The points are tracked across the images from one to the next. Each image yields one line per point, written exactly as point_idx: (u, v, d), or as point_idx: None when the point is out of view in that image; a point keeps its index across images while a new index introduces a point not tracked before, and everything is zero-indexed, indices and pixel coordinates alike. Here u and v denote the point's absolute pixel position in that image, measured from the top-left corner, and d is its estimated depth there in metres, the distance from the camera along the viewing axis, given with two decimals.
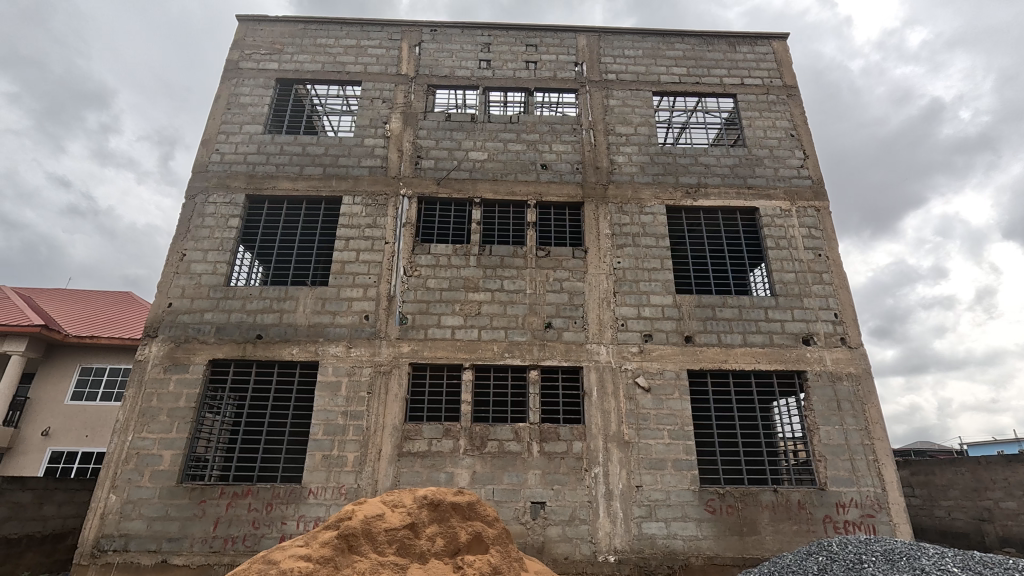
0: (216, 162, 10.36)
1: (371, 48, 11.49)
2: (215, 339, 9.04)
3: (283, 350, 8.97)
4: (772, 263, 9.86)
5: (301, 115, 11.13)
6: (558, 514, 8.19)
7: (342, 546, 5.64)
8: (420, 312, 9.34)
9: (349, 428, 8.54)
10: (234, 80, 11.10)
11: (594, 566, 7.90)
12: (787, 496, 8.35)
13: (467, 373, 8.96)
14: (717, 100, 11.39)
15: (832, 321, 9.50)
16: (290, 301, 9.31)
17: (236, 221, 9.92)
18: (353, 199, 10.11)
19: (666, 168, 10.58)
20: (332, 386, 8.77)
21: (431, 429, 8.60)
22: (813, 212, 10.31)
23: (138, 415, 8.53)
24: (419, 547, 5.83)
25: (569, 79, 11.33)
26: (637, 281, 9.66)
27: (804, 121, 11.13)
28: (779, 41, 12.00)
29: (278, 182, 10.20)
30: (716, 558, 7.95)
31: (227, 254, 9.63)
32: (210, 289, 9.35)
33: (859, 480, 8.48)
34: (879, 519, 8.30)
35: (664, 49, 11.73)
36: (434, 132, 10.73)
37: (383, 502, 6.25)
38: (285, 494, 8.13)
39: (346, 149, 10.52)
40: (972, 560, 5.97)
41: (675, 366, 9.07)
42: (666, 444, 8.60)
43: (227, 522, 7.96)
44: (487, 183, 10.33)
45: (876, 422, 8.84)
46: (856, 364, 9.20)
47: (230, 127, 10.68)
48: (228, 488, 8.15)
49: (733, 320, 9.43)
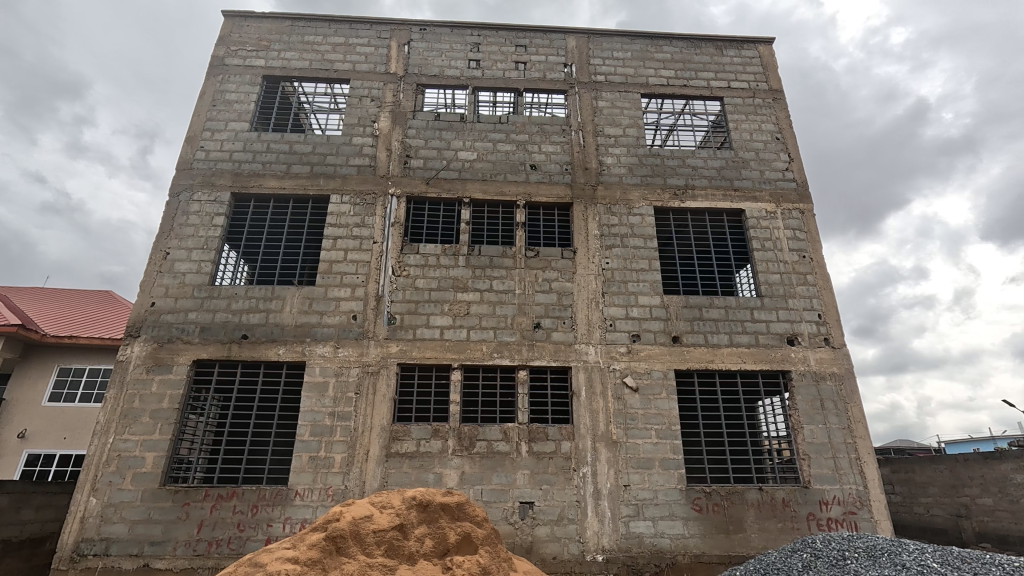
0: (201, 160, 10.21)
1: (360, 47, 11.40)
2: (199, 339, 8.90)
3: (269, 351, 8.87)
4: (757, 264, 10.00)
5: (289, 113, 11.02)
6: (547, 514, 8.21)
7: (330, 548, 5.59)
8: (409, 312, 9.29)
9: (336, 429, 8.47)
10: (220, 77, 10.94)
11: (582, 565, 7.93)
12: (772, 495, 8.48)
13: (455, 374, 8.94)
14: (705, 103, 11.51)
15: (815, 322, 9.65)
16: (276, 301, 9.20)
17: (222, 220, 9.78)
18: (341, 198, 10.03)
19: (655, 169, 10.67)
20: (320, 387, 8.69)
21: (420, 430, 8.56)
22: (798, 215, 10.46)
23: (120, 416, 8.38)
24: (407, 548, 5.79)
25: (558, 80, 11.36)
26: (625, 282, 9.72)
27: (789, 124, 11.30)
28: (765, 45, 12.16)
29: (265, 180, 10.08)
30: (703, 557, 8.04)
31: (212, 252, 9.49)
32: (194, 289, 9.21)
33: (842, 477, 8.63)
34: (861, 516, 8.46)
35: (653, 52, 11.82)
36: (423, 131, 10.68)
37: (371, 504, 6.19)
38: (271, 496, 8.04)
39: (334, 148, 10.43)
40: (951, 555, 6.08)
41: (663, 367, 9.14)
42: (653, 443, 8.66)
43: (211, 524, 7.85)
44: (476, 183, 10.32)
45: (859, 421, 8.99)
46: (839, 364, 9.35)
47: (215, 124, 10.53)
48: (212, 490, 8.04)
49: (720, 320, 9.53)
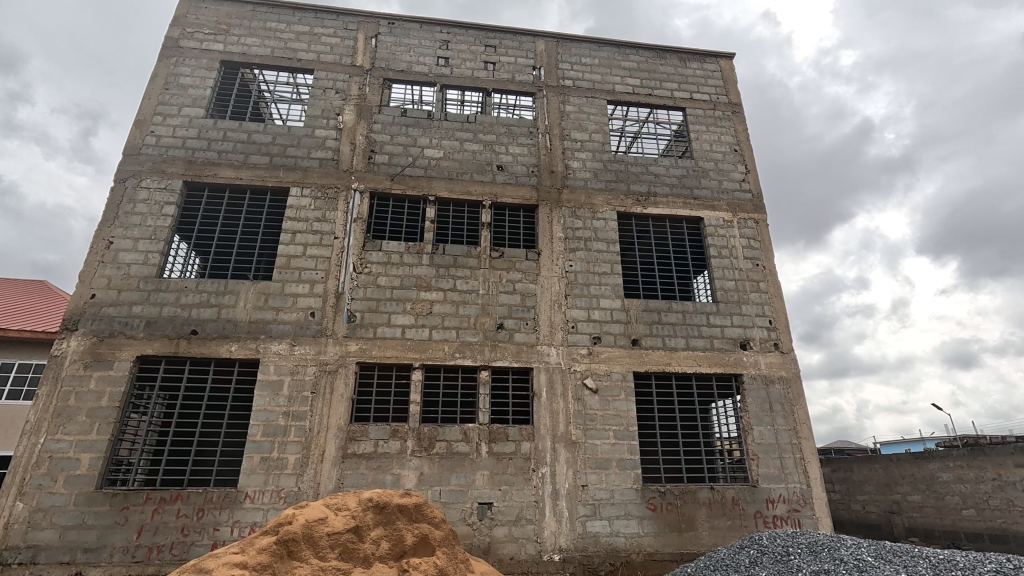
0: (151, 145, 9.70)
1: (325, 37, 11.11)
2: (144, 334, 8.45)
3: (220, 347, 8.51)
4: (714, 271, 10.35)
5: (248, 101, 10.62)
6: (505, 515, 8.22)
7: (281, 552, 5.42)
8: (369, 310, 9.12)
9: (291, 429, 8.21)
10: (174, 59, 10.43)
11: (539, 565, 7.98)
12: (723, 493, 8.78)
13: (416, 373, 8.83)
14: (668, 112, 11.83)
15: (766, 328, 10.07)
16: (230, 295, 8.84)
17: (172, 209, 9.31)
18: (301, 191, 9.74)
19: (619, 175, 10.87)
20: (274, 386, 8.40)
21: (378, 430, 8.41)
22: (753, 224, 10.89)
23: (53, 415, 7.84)
24: (362, 551, 5.68)
25: (527, 82, 11.41)
26: (588, 284, 9.86)
27: (746, 137, 11.75)
28: (725, 60, 12.61)
29: (220, 170, 9.67)
30: (656, 555, 8.24)
31: (160, 243, 9.02)
32: (140, 281, 8.74)
33: (787, 476, 9.03)
34: (804, 513, 8.88)
35: (619, 60, 12.05)
36: (389, 126, 10.51)
37: (326, 506, 6.04)
38: (218, 499, 7.71)
39: (295, 139, 10.12)
40: (884, 549, 6.46)
41: (622, 368, 9.32)
42: (611, 444, 8.82)
43: (152, 529, 7.46)
44: (442, 182, 10.23)
45: (804, 423, 9.43)
46: (787, 368, 9.79)
47: (168, 109, 10.03)
48: (154, 493, 7.64)
49: (678, 324, 9.80)
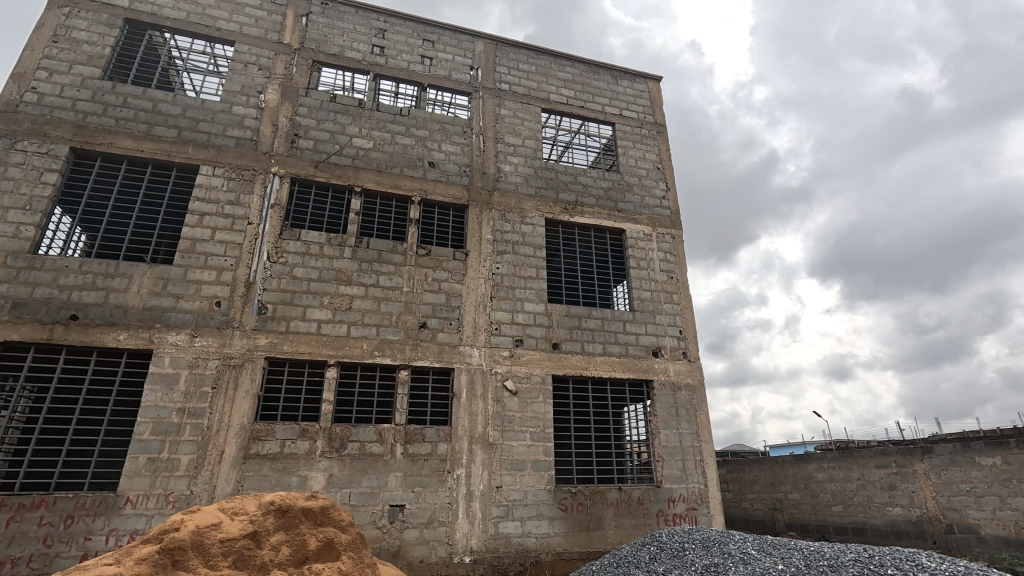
0: (31, 103, 8.54)
1: (250, 8, 10.39)
2: (10, 317, 7.40)
3: (105, 336, 7.64)
4: (632, 281, 10.85)
5: (155, 67, 9.67)
6: (417, 517, 8.07)
7: (164, 562, 4.93)
8: (283, 303, 8.61)
9: (185, 427, 7.54)
10: (66, 10, 9.27)
11: (449, 567, 7.92)
12: (629, 493, 9.21)
13: (331, 371, 8.45)
14: (598, 126, 12.27)
15: (677, 337, 10.72)
16: (121, 278, 7.98)
17: (54, 177, 8.25)
18: (213, 171, 9.01)
19: (549, 182, 11.10)
20: (168, 380, 7.68)
21: (286, 429, 7.94)
22: (669, 239, 11.56)
23: None
24: (259, 558, 5.32)
25: (463, 81, 11.36)
26: (513, 288, 9.96)
27: (668, 157, 12.46)
28: (653, 82, 13.30)
29: (117, 139, 8.72)
30: (564, 554, 8.46)
31: (36, 215, 7.95)
32: (7, 257, 7.64)
33: (688, 477, 9.64)
34: (700, 511, 9.52)
35: (555, 70, 12.33)
36: (316, 111, 10.01)
37: (220, 511, 5.59)
38: (92, 504, 6.91)
39: (209, 114, 9.35)
40: (766, 543, 7.09)
41: (541, 371, 9.50)
42: (527, 445, 8.95)
43: (6, 540, 6.53)
44: (370, 173, 9.90)
45: (705, 427, 10.12)
46: (693, 375, 10.47)
47: (55, 64, 8.88)
48: (12, 499, 6.70)
49: (597, 330, 10.16)
